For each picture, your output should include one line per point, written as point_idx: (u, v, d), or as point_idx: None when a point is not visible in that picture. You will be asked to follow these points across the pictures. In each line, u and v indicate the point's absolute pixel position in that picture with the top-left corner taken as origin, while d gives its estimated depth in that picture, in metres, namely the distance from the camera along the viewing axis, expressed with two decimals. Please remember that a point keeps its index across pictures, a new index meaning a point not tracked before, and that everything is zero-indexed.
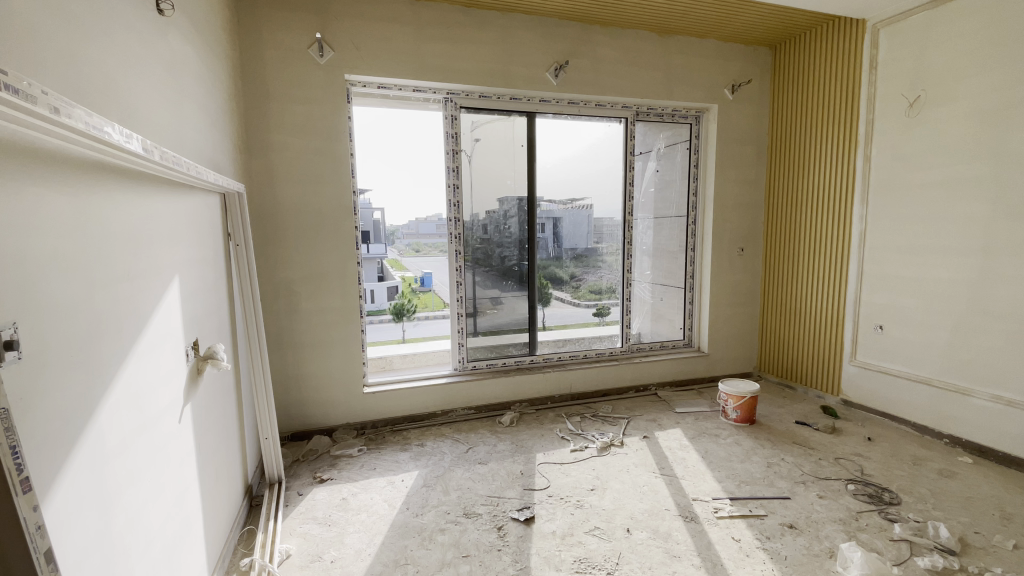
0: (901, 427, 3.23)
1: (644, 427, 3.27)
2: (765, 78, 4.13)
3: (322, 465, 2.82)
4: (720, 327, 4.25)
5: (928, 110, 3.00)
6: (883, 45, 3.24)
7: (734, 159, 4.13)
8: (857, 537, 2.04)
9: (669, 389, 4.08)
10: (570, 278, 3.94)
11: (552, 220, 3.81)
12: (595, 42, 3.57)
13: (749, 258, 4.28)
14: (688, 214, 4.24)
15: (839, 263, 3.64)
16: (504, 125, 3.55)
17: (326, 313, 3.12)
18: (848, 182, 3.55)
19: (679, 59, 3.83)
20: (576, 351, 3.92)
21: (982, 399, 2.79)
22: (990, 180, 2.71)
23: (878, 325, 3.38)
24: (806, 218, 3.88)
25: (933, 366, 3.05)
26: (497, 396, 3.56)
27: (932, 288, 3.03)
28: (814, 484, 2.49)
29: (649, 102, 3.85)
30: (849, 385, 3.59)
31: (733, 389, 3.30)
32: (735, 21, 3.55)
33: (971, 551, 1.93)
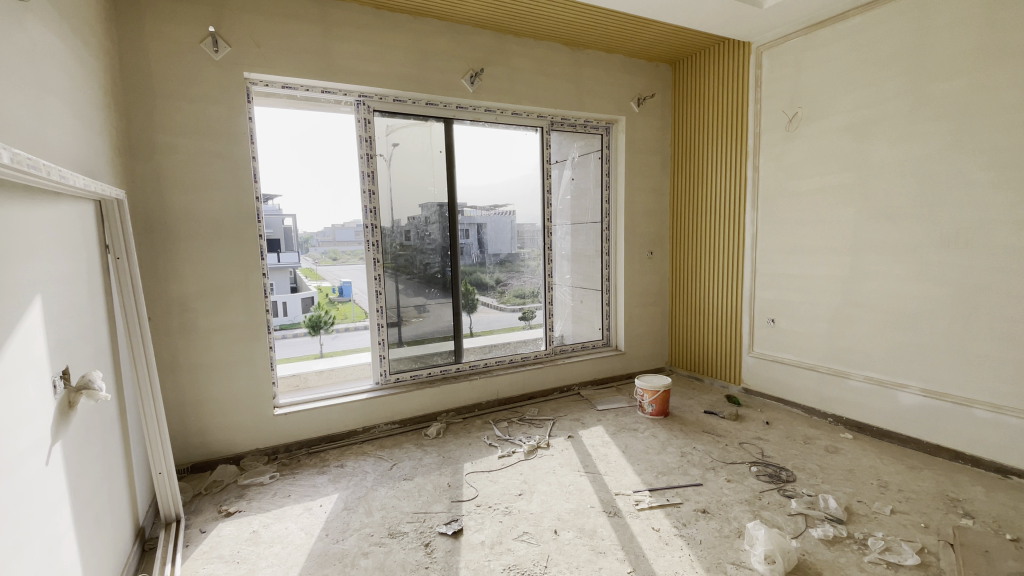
0: (792, 409, 3.59)
1: (569, 427, 3.34)
2: (667, 92, 4.44)
3: (228, 498, 2.57)
4: (635, 327, 4.48)
5: (805, 126, 3.38)
6: (767, 67, 3.60)
7: (641, 168, 4.38)
8: (761, 515, 2.23)
9: (591, 388, 4.22)
10: (494, 284, 3.95)
11: (475, 226, 3.81)
12: (508, 51, 3.62)
13: (658, 261, 4.57)
14: (603, 220, 4.42)
15: (735, 262, 3.98)
16: (420, 129, 3.49)
17: (229, 330, 2.87)
18: (741, 189, 3.89)
19: (589, 72, 4.00)
20: (502, 357, 3.93)
21: (856, 380, 3.17)
22: (857, 187, 3.09)
23: (770, 318, 3.74)
24: (707, 223, 4.20)
25: (816, 353, 3.42)
26: (422, 407, 3.47)
27: (813, 283, 3.41)
28: (722, 468, 2.69)
29: (563, 112, 3.98)
30: (749, 374, 3.93)
31: (648, 384, 3.48)
32: (639, 38, 3.77)
33: (855, 518, 2.17)
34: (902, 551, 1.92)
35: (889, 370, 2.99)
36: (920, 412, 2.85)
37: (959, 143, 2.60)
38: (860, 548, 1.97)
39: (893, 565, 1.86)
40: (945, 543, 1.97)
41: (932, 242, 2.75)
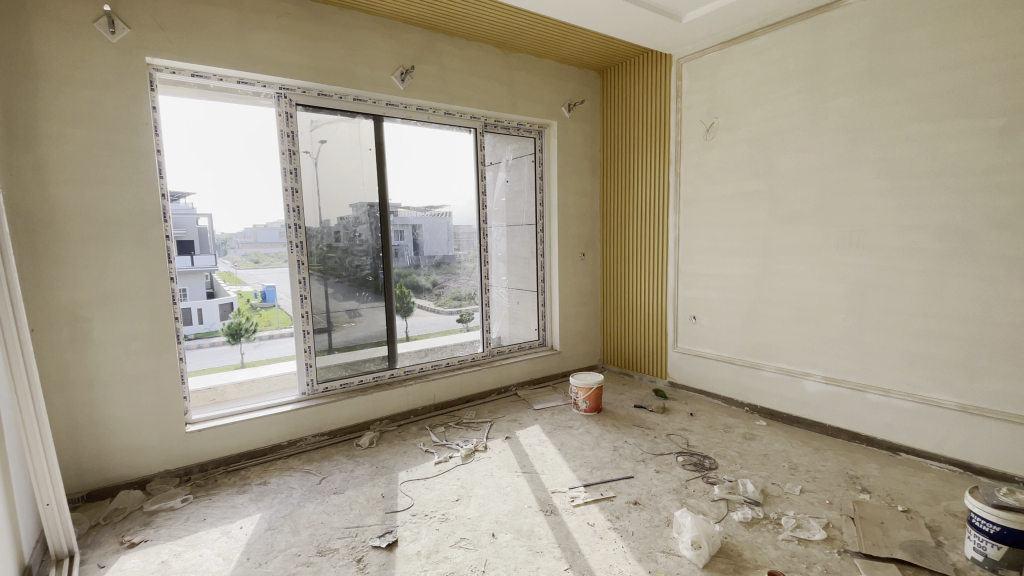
0: (713, 400, 3.82)
1: (506, 428, 3.34)
2: (595, 99, 4.58)
3: (131, 527, 2.32)
4: (569, 326, 4.58)
5: (721, 135, 3.61)
6: (686, 78, 3.82)
7: (573, 172, 4.49)
8: (687, 502, 2.35)
9: (527, 388, 4.26)
10: (430, 286, 3.88)
11: (409, 227, 3.72)
12: (440, 50, 3.57)
13: (589, 262, 4.70)
14: (537, 223, 4.47)
15: (661, 263, 4.18)
16: (348, 126, 3.35)
17: (131, 341, 2.59)
18: (665, 194, 4.09)
19: (521, 75, 4.04)
20: (438, 361, 3.86)
21: (769, 371, 3.43)
22: (766, 193, 3.36)
23: (692, 316, 3.96)
24: (635, 225, 4.38)
25: (733, 347, 3.67)
26: (354, 415, 3.33)
27: (730, 281, 3.65)
28: (651, 460, 2.81)
29: (496, 114, 3.99)
30: (674, 369, 4.14)
31: (582, 381, 3.57)
32: (569, 44, 3.86)
33: (770, 499, 2.35)
34: (812, 528, 2.10)
35: (796, 361, 3.27)
36: (823, 398, 3.14)
37: (853, 154, 2.89)
38: (774, 527, 2.13)
39: (804, 541, 2.02)
40: (847, 517, 2.17)
41: (830, 243, 3.04)
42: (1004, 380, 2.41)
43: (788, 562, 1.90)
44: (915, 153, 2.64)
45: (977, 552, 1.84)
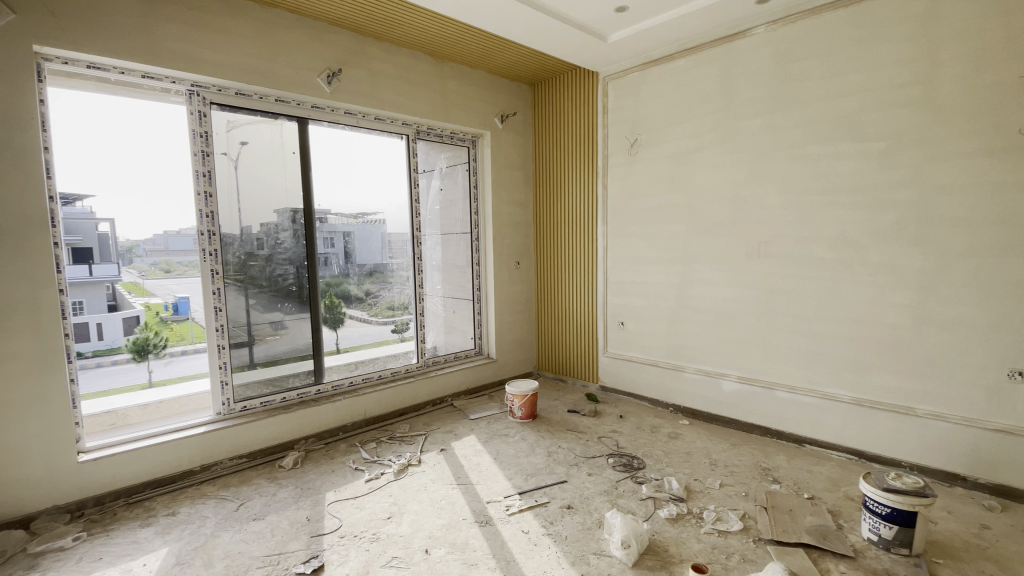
0: (641, 402, 3.99)
1: (441, 440, 3.28)
2: (527, 111, 4.68)
3: (10, 574, 2.02)
4: (504, 334, 4.60)
5: (644, 150, 3.81)
6: (612, 95, 3.99)
7: (506, 181, 4.54)
8: (618, 503, 2.42)
9: (463, 398, 4.21)
10: (363, 296, 3.75)
11: (340, 234, 3.59)
12: (369, 54, 3.49)
13: (524, 271, 4.77)
14: (471, 231, 4.47)
15: (591, 271, 4.32)
16: (270, 128, 3.18)
17: (10, 362, 2.28)
18: (594, 205, 4.25)
19: (454, 84, 4.05)
20: (369, 374, 3.71)
21: (690, 372, 3.64)
22: (685, 206, 3.58)
23: (621, 322, 4.12)
24: (567, 234, 4.50)
25: (657, 351, 3.86)
26: (277, 434, 3.13)
27: (654, 288, 3.84)
28: (584, 464, 2.87)
29: (429, 121, 3.95)
30: (605, 374, 4.27)
31: (517, 389, 3.59)
32: (501, 56, 3.91)
33: (693, 495, 2.48)
34: (730, 520, 2.23)
35: (714, 363, 3.49)
36: (738, 396, 3.37)
37: (759, 171, 3.15)
38: (697, 522, 2.24)
39: (724, 533, 2.15)
40: (761, 508, 2.33)
41: (742, 252, 3.28)
42: (888, 374, 2.72)
43: (710, 554, 2.00)
44: (811, 172, 2.93)
45: (872, 532, 2.04)
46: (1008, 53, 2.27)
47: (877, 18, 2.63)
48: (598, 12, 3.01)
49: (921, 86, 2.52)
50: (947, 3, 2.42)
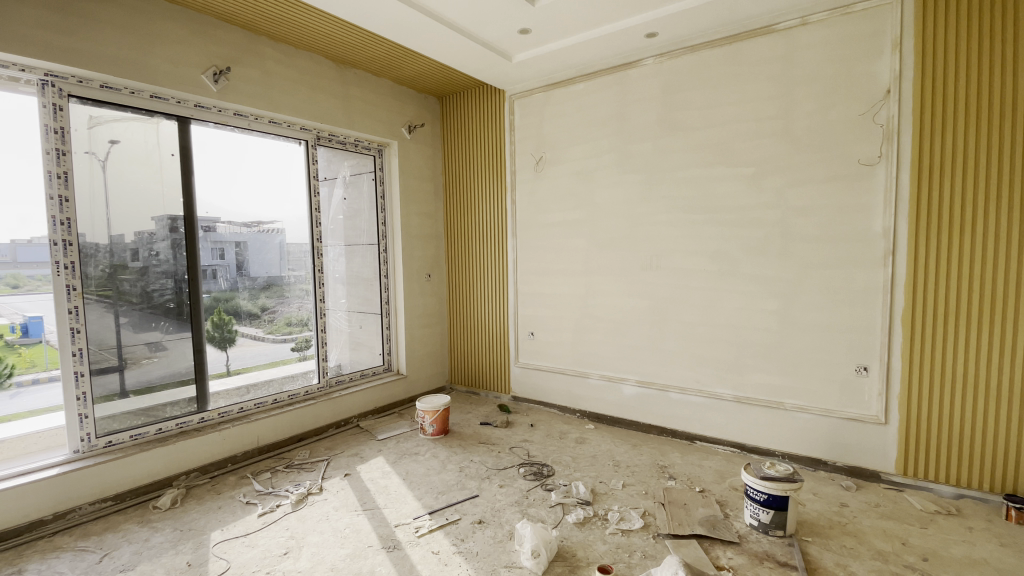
0: (551, 410, 4.09)
1: (345, 464, 3.10)
2: (435, 123, 4.66)
3: None
4: (414, 348, 4.48)
5: (549, 167, 3.96)
6: (518, 113, 4.11)
7: (415, 193, 4.48)
8: (528, 512, 2.46)
9: (370, 417, 4.02)
10: (257, 312, 3.47)
11: (231, 245, 3.31)
12: (263, 54, 3.28)
13: (435, 283, 4.70)
14: (379, 242, 4.32)
15: (502, 283, 4.37)
16: (143, 126, 2.85)
17: None
18: (503, 218, 4.32)
19: (358, 92, 3.92)
20: (263, 398, 3.40)
21: (594, 378, 3.81)
22: (587, 221, 3.77)
23: (531, 332, 4.21)
24: (477, 246, 4.53)
25: (565, 359, 3.99)
26: (151, 472, 2.75)
27: (560, 299, 3.98)
28: (495, 476, 2.87)
29: (330, 127, 3.77)
30: (516, 384, 4.33)
31: (428, 404, 3.51)
32: (407, 66, 3.87)
33: (599, 497, 2.58)
34: (632, 518, 2.36)
35: (616, 369, 3.69)
36: (637, 400, 3.59)
37: (651, 190, 3.42)
38: (602, 523, 2.34)
39: (627, 531, 2.26)
40: (659, 504, 2.49)
41: (638, 264, 3.52)
42: (763, 374, 3.05)
43: (614, 554, 2.10)
44: (695, 192, 3.23)
45: (753, 518, 2.26)
46: (846, 96, 2.69)
47: (745, 59, 3.00)
48: (503, 33, 3.09)
49: (781, 121, 2.90)
50: (799, 51, 2.82)
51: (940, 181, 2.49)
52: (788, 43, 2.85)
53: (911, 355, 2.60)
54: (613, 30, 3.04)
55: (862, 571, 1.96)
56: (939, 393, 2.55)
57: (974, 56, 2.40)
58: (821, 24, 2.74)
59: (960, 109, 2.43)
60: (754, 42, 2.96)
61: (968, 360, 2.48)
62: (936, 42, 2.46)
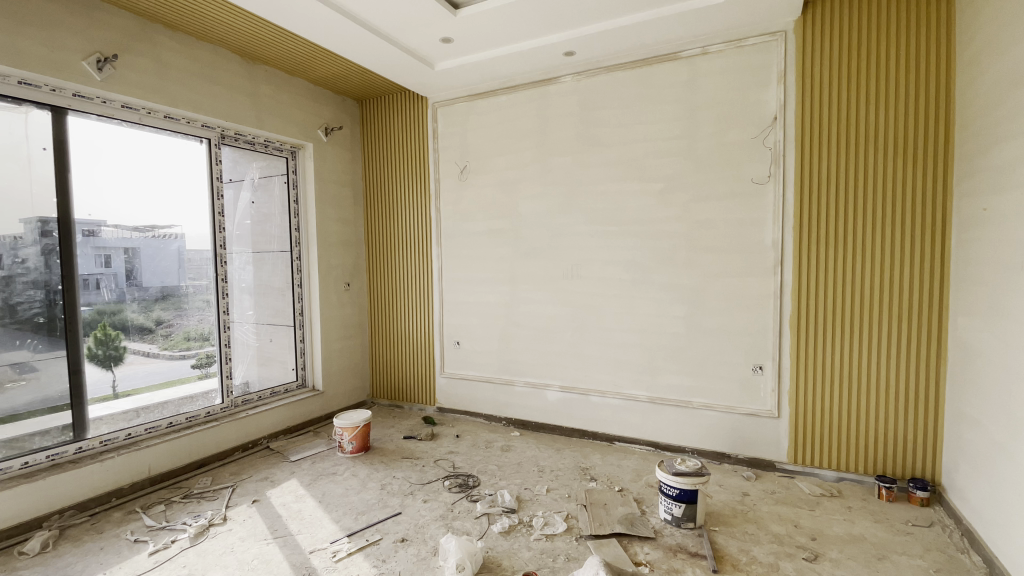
0: (476, 420, 4.07)
1: (253, 490, 2.87)
2: (354, 126, 4.50)
3: None
4: (332, 362, 4.26)
5: (473, 176, 3.97)
6: (441, 121, 4.09)
7: (333, 198, 4.28)
8: (453, 525, 2.42)
9: (282, 437, 3.76)
10: (150, 326, 3.14)
11: (119, 251, 2.96)
12: (158, 44, 2.99)
13: (354, 292, 4.52)
14: (292, 249, 4.07)
15: (426, 291, 4.29)
16: (9, 116, 2.48)
17: None
18: (427, 225, 4.25)
19: (268, 90, 3.69)
20: (155, 422, 3.06)
21: (519, 386, 3.85)
22: (510, 230, 3.82)
23: (456, 341, 4.16)
24: (400, 254, 4.42)
25: (490, 368, 3.99)
26: (14, 514, 2.36)
27: (485, 307, 3.99)
28: (419, 491, 2.80)
29: (236, 126, 3.51)
30: (441, 395, 4.26)
31: (347, 421, 3.34)
32: (323, 67, 3.71)
33: (524, 504, 2.60)
34: (556, 523, 2.40)
35: (539, 376, 3.76)
36: (561, 405, 3.67)
37: (572, 202, 3.54)
38: (527, 530, 2.35)
39: (551, 536, 2.30)
40: (581, 506, 2.56)
41: (560, 273, 3.62)
42: (674, 375, 3.25)
43: (539, 560, 2.12)
44: (611, 204, 3.39)
45: (667, 513, 2.39)
46: (740, 121, 2.97)
47: (654, 81, 3.21)
48: (425, 40, 3.07)
49: (685, 140, 3.14)
50: (700, 78, 3.07)
51: (818, 200, 2.82)
52: (691, 69, 3.09)
53: (797, 355, 2.91)
54: (533, 46, 3.12)
55: (761, 554, 2.14)
56: (820, 388, 2.86)
57: (842, 91, 2.74)
58: (719, 54, 3.01)
59: (834, 137, 2.77)
60: (662, 66, 3.18)
61: (845, 358, 2.81)
62: (813, 78, 2.80)
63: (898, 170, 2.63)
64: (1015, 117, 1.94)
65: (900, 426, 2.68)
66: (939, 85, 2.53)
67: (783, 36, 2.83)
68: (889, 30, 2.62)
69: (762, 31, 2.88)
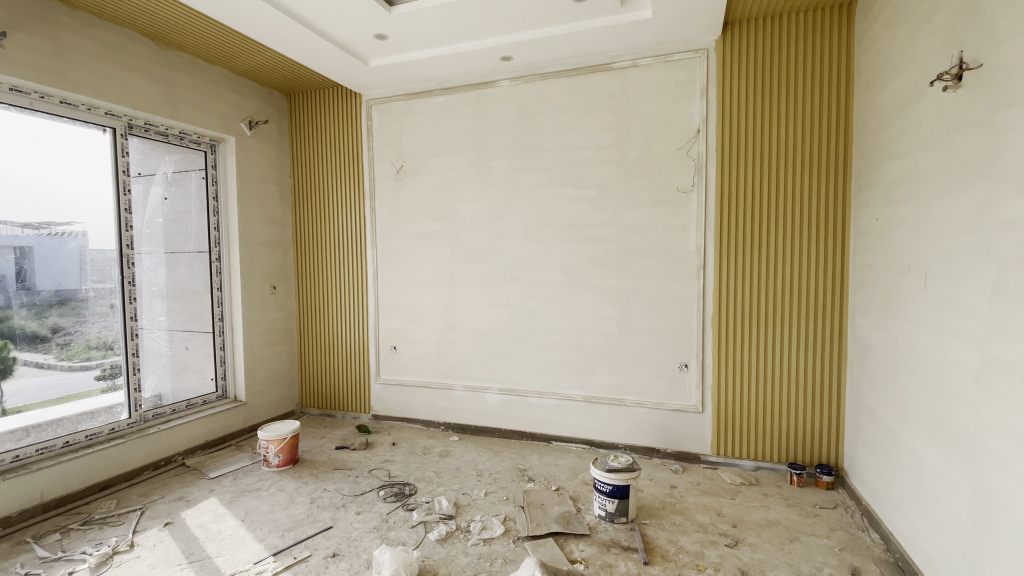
0: (413, 426, 3.99)
1: (166, 512, 2.64)
2: (281, 121, 4.27)
3: None
4: (256, 370, 4.02)
5: (409, 177, 3.89)
6: (376, 119, 3.97)
7: (258, 196, 4.04)
8: (388, 536, 2.35)
9: (200, 452, 3.49)
10: (45, 334, 2.81)
11: (6, 250, 2.63)
12: (54, 21, 2.69)
13: (282, 296, 4.29)
14: (211, 250, 3.80)
15: (360, 294, 4.16)
16: None
17: None
18: (360, 226, 4.11)
19: (184, 78, 3.43)
20: (49, 442, 2.74)
21: (458, 390, 3.82)
22: (448, 233, 3.78)
23: (392, 346, 4.06)
24: (332, 256, 4.25)
25: (427, 372, 3.93)
26: None
27: (422, 311, 3.92)
28: (352, 503, 2.70)
29: (147, 116, 3.22)
30: (377, 401, 4.14)
31: (272, 433, 3.16)
32: (247, 57, 3.50)
33: (461, 509, 2.58)
34: (493, 526, 2.40)
35: (478, 379, 3.75)
36: (499, 408, 3.68)
37: (509, 206, 3.56)
38: (465, 535, 2.34)
39: (488, 540, 2.29)
40: (518, 507, 2.58)
41: (498, 276, 3.63)
42: (608, 375, 3.36)
43: (476, 565, 2.11)
44: (548, 209, 3.45)
45: (601, 509, 2.46)
46: (668, 132, 3.12)
47: (588, 90, 3.30)
48: (358, 35, 2.97)
49: (617, 148, 3.25)
50: (631, 89, 3.20)
51: (737, 209, 3.02)
52: (622, 79, 3.21)
53: (719, 353, 3.09)
54: (470, 49, 3.12)
55: (687, 543, 2.26)
56: (739, 383, 3.06)
57: (758, 108, 2.95)
58: (648, 67, 3.15)
59: (750, 151, 2.97)
60: (595, 76, 3.28)
61: (761, 355, 3.02)
62: (731, 94, 2.99)
63: (805, 182, 2.88)
64: (903, 137, 2.18)
65: (807, 417, 2.93)
66: (839, 107, 2.81)
67: (705, 53, 3.02)
68: (798, 55, 2.86)
69: (687, 48, 3.05)
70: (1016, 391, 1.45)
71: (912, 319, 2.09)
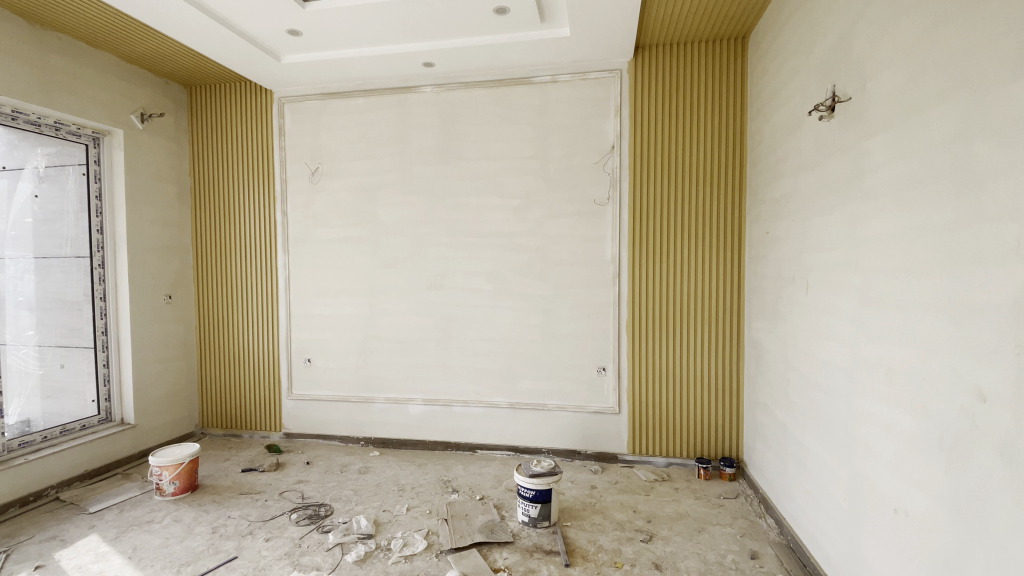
0: (330, 443, 3.80)
1: (35, 554, 2.31)
2: (179, 115, 3.91)
3: None
4: (149, 389, 3.63)
5: (326, 180, 3.72)
6: (289, 118, 3.76)
7: (152, 196, 3.66)
8: (301, 562, 2.22)
9: (78, 484, 3.08)
10: None
11: None
12: None
13: (179, 306, 3.91)
14: (93, 255, 3.38)
15: (270, 304, 3.90)
16: None
17: None
18: (270, 230, 3.87)
19: (62, 62, 3.04)
20: None
21: (378, 403, 3.70)
22: (367, 240, 3.66)
23: (307, 359, 3.85)
24: (238, 262, 3.95)
25: (345, 385, 3.77)
26: None
27: (338, 322, 3.76)
28: (260, 529, 2.51)
29: (14, 102, 2.82)
30: (289, 419, 3.90)
31: (167, 458, 2.87)
32: (141, 43, 3.18)
33: (381, 527, 2.49)
34: (415, 542, 2.34)
35: (400, 390, 3.65)
36: (422, 419, 3.61)
37: (432, 214, 3.52)
38: (385, 554, 2.26)
39: (409, 557, 2.24)
40: (441, 520, 2.54)
41: (420, 285, 3.57)
42: (530, 382, 3.41)
43: None
44: (470, 218, 3.46)
45: (524, 515, 2.49)
46: (585, 146, 3.25)
47: (509, 101, 3.35)
48: (270, 29, 2.80)
49: (538, 159, 3.33)
50: (551, 103, 3.29)
51: (648, 220, 3.20)
52: (542, 94, 3.30)
53: (633, 357, 3.25)
54: (392, 52, 3.05)
55: (606, 542, 2.35)
56: (652, 385, 3.24)
57: (666, 127, 3.15)
58: (566, 83, 3.26)
59: (660, 167, 3.17)
60: (516, 88, 3.34)
61: (670, 358, 3.21)
62: (643, 112, 3.17)
63: (708, 198, 3.12)
64: (788, 160, 2.42)
65: (711, 414, 3.17)
66: (736, 129, 3.08)
67: (619, 74, 3.18)
68: (700, 80, 3.10)
69: (603, 67, 3.20)
70: (880, 387, 1.66)
71: (796, 325, 2.32)
